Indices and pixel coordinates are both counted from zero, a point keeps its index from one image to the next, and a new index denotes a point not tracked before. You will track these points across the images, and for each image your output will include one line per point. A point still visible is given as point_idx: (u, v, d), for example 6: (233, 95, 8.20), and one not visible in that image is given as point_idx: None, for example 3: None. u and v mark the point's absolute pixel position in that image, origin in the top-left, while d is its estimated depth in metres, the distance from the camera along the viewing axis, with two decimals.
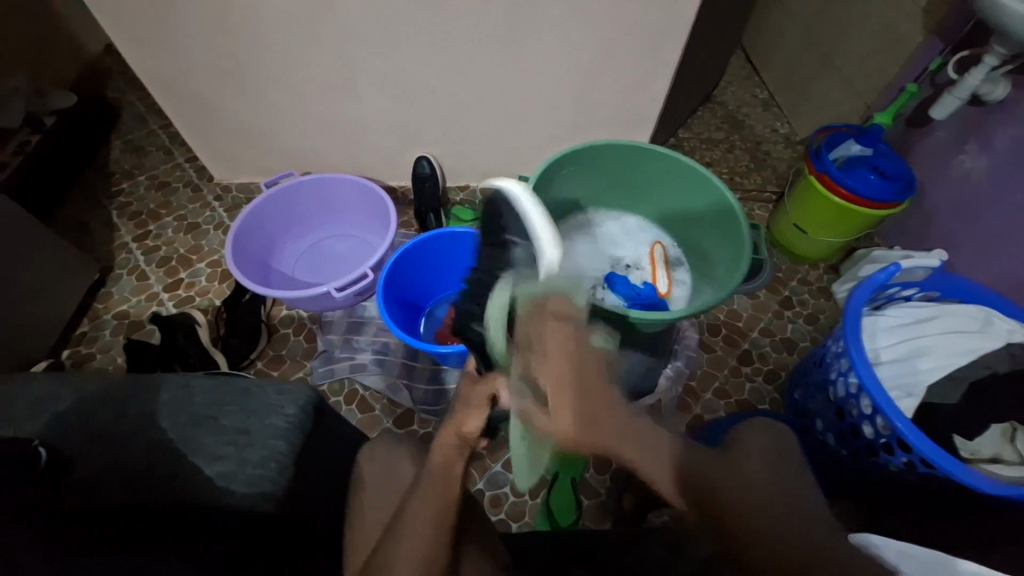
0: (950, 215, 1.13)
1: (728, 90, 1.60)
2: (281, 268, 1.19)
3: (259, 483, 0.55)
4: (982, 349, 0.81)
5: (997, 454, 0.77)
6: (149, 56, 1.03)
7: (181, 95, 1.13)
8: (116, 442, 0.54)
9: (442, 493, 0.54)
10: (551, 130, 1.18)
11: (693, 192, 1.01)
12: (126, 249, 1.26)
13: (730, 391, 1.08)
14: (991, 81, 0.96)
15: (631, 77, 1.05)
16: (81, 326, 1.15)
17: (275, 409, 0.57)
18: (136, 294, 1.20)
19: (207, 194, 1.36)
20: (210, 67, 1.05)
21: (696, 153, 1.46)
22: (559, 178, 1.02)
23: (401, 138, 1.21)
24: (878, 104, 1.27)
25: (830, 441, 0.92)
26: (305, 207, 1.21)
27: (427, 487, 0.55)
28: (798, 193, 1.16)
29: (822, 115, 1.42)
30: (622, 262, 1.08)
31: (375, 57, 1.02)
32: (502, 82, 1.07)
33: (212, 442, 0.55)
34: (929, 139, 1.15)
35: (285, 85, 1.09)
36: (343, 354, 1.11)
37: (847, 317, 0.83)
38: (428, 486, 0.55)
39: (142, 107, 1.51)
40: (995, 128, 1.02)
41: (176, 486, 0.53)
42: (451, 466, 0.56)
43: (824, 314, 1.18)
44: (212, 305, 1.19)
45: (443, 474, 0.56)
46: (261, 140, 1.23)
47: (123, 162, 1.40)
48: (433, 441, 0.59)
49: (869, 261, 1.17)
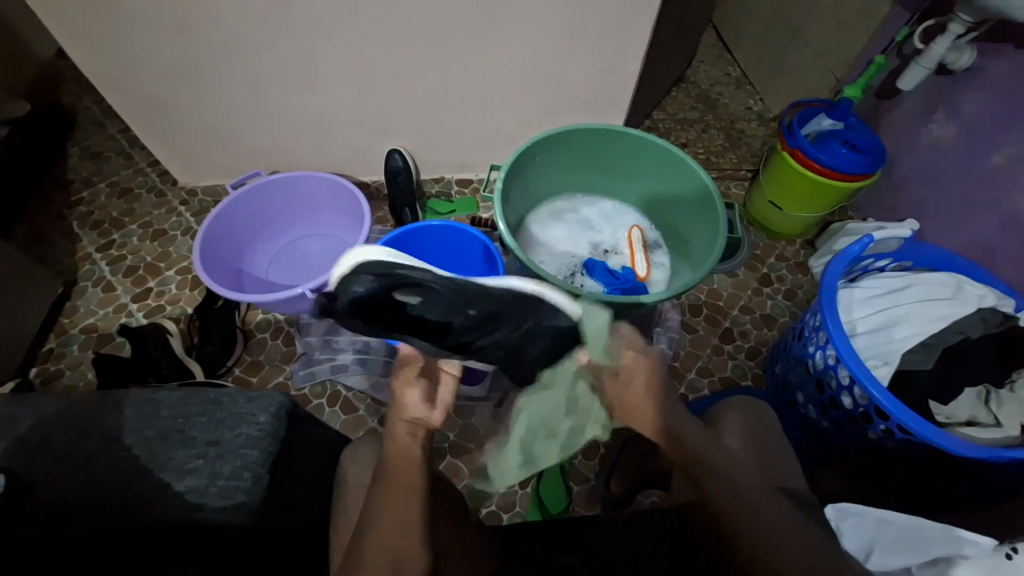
0: (922, 186, 1.14)
1: (701, 69, 1.59)
2: (254, 272, 1.16)
3: (232, 495, 0.52)
4: (955, 315, 0.83)
5: (973, 416, 0.78)
6: (99, 58, 0.98)
7: (137, 97, 1.07)
8: (78, 462, 0.51)
9: (407, 481, 0.54)
10: (524, 116, 1.16)
11: (670, 173, 1.00)
12: (90, 260, 1.22)
13: (713, 369, 1.09)
14: (957, 49, 0.97)
15: (603, 58, 1.03)
16: (48, 343, 1.11)
17: (246, 418, 0.55)
18: (103, 306, 1.16)
19: (172, 199, 1.31)
20: (165, 66, 1.00)
21: (671, 134, 1.45)
22: (533, 166, 1.01)
23: (371, 131, 1.18)
24: (846, 78, 1.27)
25: (812, 414, 0.92)
26: (275, 207, 1.17)
27: (390, 485, 0.54)
28: (772, 169, 1.17)
29: (793, 90, 1.43)
30: (600, 248, 1.06)
31: (339, 50, 0.99)
32: (472, 70, 1.04)
33: (181, 457, 0.53)
34: (899, 110, 1.16)
35: (246, 81, 1.04)
36: (323, 356, 1.09)
37: (824, 290, 0.84)
38: (394, 479, 0.54)
39: (98, 112, 1.44)
40: (961, 97, 1.03)
41: (146, 504, 0.51)
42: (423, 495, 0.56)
43: (802, 289, 1.20)
44: (184, 313, 1.15)
45: (397, 469, 0.55)
46: (225, 141, 1.19)
47: (81, 169, 1.34)
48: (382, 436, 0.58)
49: (843, 234, 1.17)
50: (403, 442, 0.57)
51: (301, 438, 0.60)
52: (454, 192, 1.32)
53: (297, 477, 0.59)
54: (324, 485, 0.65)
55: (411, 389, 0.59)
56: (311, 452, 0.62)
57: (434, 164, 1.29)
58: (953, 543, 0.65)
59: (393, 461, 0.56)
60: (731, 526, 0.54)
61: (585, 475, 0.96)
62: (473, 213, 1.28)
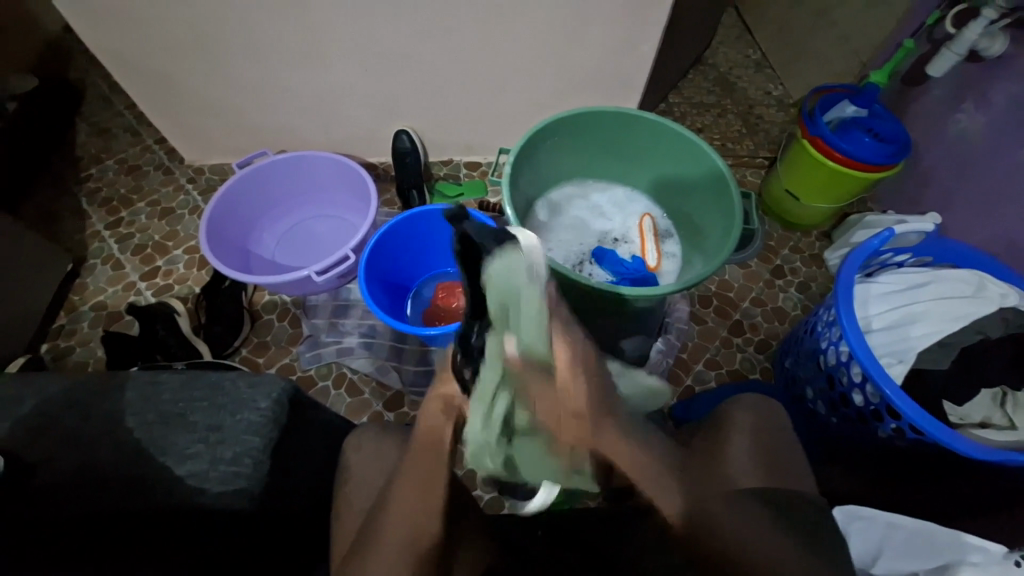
0: (947, 177, 1.10)
1: (719, 50, 1.53)
2: (260, 253, 1.15)
3: (233, 481, 0.52)
4: (976, 313, 0.80)
5: (986, 419, 0.77)
6: (104, 30, 0.97)
7: (142, 73, 1.06)
8: (84, 441, 0.52)
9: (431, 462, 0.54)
10: (534, 97, 1.13)
11: (684, 159, 0.97)
12: (99, 237, 1.22)
13: (721, 362, 1.08)
14: (989, 36, 0.93)
15: (618, 37, 0.99)
16: (58, 319, 1.12)
17: (248, 403, 0.55)
18: (113, 284, 1.16)
19: (179, 177, 1.30)
20: (169, 41, 0.98)
21: (687, 118, 1.40)
22: (542, 150, 0.99)
23: (377, 111, 1.15)
24: (873, 62, 1.22)
25: (821, 409, 0.90)
26: (280, 187, 1.16)
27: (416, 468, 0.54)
28: (791, 158, 1.13)
29: (817, 74, 1.37)
30: (609, 236, 1.04)
31: (345, 27, 0.96)
32: (481, 50, 1.01)
33: (184, 441, 0.53)
34: (926, 98, 1.11)
35: (251, 58, 1.02)
36: (329, 338, 1.09)
37: (839, 284, 0.81)
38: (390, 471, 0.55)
39: (105, 88, 1.43)
40: (993, 85, 0.98)
41: (148, 488, 0.52)
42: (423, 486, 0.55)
43: (816, 282, 1.17)
44: (192, 293, 1.15)
45: (426, 453, 0.55)
46: (230, 118, 1.17)
47: (89, 146, 1.33)
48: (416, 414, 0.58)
49: (862, 226, 1.14)
50: (435, 418, 0.56)
51: (304, 425, 0.60)
52: (462, 175, 1.30)
53: (301, 463, 0.59)
54: (326, 470, 0.65)
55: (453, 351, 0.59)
56: (313, 437, 0.62)
57: (442, 146, 1.27)
58: (954, 549, 0.64)
59: (425, 440, 0.55)
60: (711, 544, 0.54)
61: None
62: (481, 197, 1.25)
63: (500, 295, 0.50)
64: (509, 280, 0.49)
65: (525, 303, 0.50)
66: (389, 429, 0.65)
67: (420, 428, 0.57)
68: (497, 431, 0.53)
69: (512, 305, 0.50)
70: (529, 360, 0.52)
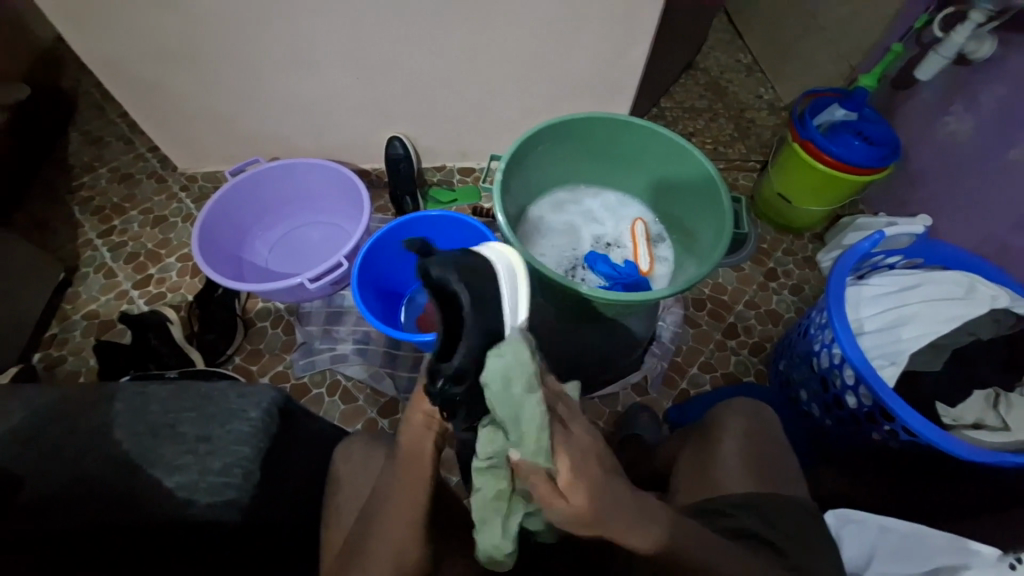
0: (936, 179, 1.11)
1: (711, 55, 1.54)
2: (253, 261, 1.15)
3: (221, 491, 0.53)
4: (967, 315, 0.80)
5: (980, 419, 0.76)
6: (96, 39, 0.97)
7: (135, 82, 1.06)
8: (72, 453, 0.52)
9: (416, 474, 0.51)
10: (527, 103, 1.13)
11: (675, 164, 0.98)
12: (91, 246, 1.21)
13: (716, 365, 1.08)
14: (977, 39, 0.95)
15: (610, 43, 1.00)
16: (50, 328, 1.11)
17: (237, 414, 0.56)
18: (105, 293, 1.16)
19: (172, 185, 1.30)
20: (160, 49, 0.99)
21: (679, 123, 1.41)
22: (535, 156, 0.99)
23: (371, 118, 1.16)
24: (862, 66, 1.24)
25: (815, 412, 0.90)
26: (273, 195, 1.16)
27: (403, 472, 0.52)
28: (783, 161, 1.14)
29: (807, 78, 1.38)
30: (602, 241, 1.04)
31: (338, 35, 0.96)
32: (473, 56, 1.02)
33: (171, 453, 0.54)
34: (914, 101, 1.12)
35: (243, 66, 1.02)
36: (323, 345, 1.08)
37: (831, 287, 0.82)
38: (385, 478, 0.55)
39: (98, 96, 1.42)
40: (980, 88, 1.00)
41: (134, 502, 0.52)
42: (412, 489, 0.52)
43: (809, 284, 1.17)
44: (185, 301, 1.15)
45: (410, 462, 0.51)
46: (224, 126, 1.17)
47: (82, 154, 1.33)
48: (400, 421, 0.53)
49: (853, 228, 1.14)
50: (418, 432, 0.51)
51: (294, 434, 0.60)
52: (456, 180, 1.30)
53: (293, 474, 0.59)
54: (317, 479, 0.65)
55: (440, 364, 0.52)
56: (303, 446, 0.62)
57: (436, 152, 1.27)
58: (958, 551, 0.63)
59: (410, 450, 0.52)
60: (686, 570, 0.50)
61: None
62: (475, 202, 1.26)
63: (505, 400, 0.45)
64: (504, 393, 0.45)
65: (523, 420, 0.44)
66: (379, 438, 0.65)
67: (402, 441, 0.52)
68: (500, 513, 0.49)
69: (517, 413, 0.45)
70: (534, 468, 0.43)
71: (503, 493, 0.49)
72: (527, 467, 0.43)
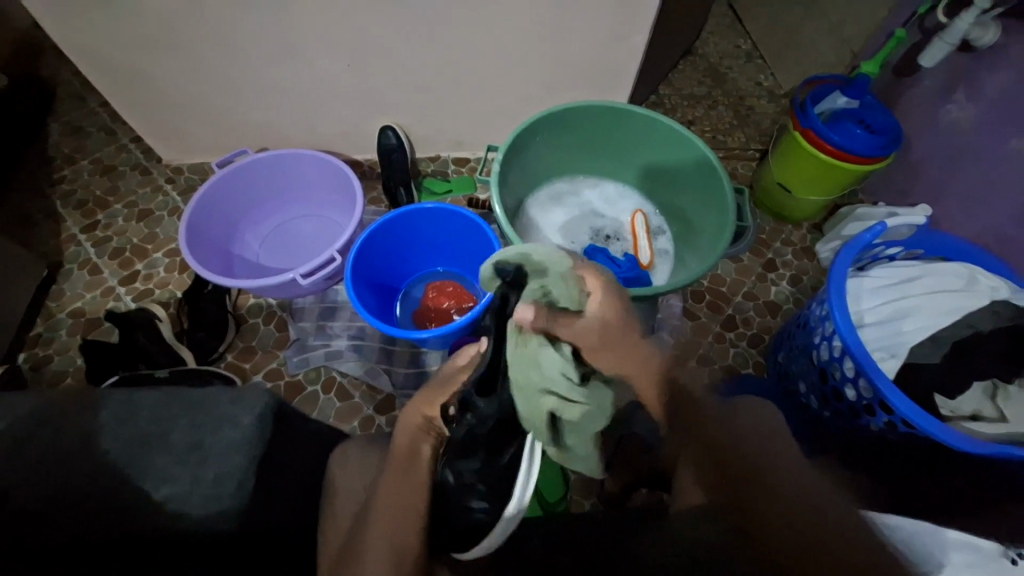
0: (937, 169, 1.10)
1: (710, 40, 1.51)
2: (244, 256, 1.12)
3: (216, 501, 0.52)
4: (969, 307, 0.80)
5: (977, 411, 0.76)
6: (71, 26, 0.92)
7: (115, 71, 1.01)
8: (57, 464, 0.50)
9: (409, 472, 0.55)
10: (523, 91, 1.10)
11: (675, 154, 0.96)
12: (75, 241, 1.18)
13: (714, 357, 1.07)
14: (981, 26, 0.93)
15: (608, 29, 0.97)
16: (35, 327, 1.08)
17: (230, 421, 0.54)
18: (91, 290, 1.13)
19: (157, 177, 1.26)
20: (140, 36, 0.94)
21: (677, 110, 1.39)
22: (532, 146, 0.97)
23: (362, 107, 1.12)
24: (864, 52, 1.21)
25: (813, 403, 0.91)
26: (263, 187, 1.12)
27: (395, 471, 0.55)
28: (783, 150, 1.12)
29: (808, 65, 1.36)
30: (601, 233, 1.02)
31: (325, 21, 0.92)
32: (467, 44, 0.98)
33: (162, 462, 0.52)
34: (917, 89, 1.11)
35: (228, 54, 0.98)
36: (317, 341, 1.06)
37: (832, 278, 0.80)
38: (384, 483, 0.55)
39: (78, 84, 1.37)
40: (984, 76, 0.98)
41: (125, 512, 0.51)
42: (409, 494, 0.54)
43: (808, 275, 1.17)
44: (174, 297, 1.12)
45: (406, 460, 0.56)
46: (210, 116, 1.13)
47: (62, 146, 1.28)
48: (394, 426, 0.59)
49: (853, 219, 1.13)
50: (415, 433, 0.58)
51: (287, 440, 0.58)
52: (451, 171, 1.27)
53: (289, 479, 0.58)
54: None
55: (464, 376, 0.60)
56: (299, 451, 0.61)
57: (429, 141, 1.24)
58: (942, 549, 0.64)
59: (399, 451, 0.57)
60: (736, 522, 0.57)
61: None
62: (470, 193, 1.23)
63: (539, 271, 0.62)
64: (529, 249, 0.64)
65: (556, 265, 0.61)
66: (376, 442, 0.64)
67: (398, 442, 0.58)
68: (546, 374, 0.56)
69: (547, 267, 0.62)
70: (570, 317, 0.59)
71: (548, 357, 0.56)
72: (568, 319, 0.59)
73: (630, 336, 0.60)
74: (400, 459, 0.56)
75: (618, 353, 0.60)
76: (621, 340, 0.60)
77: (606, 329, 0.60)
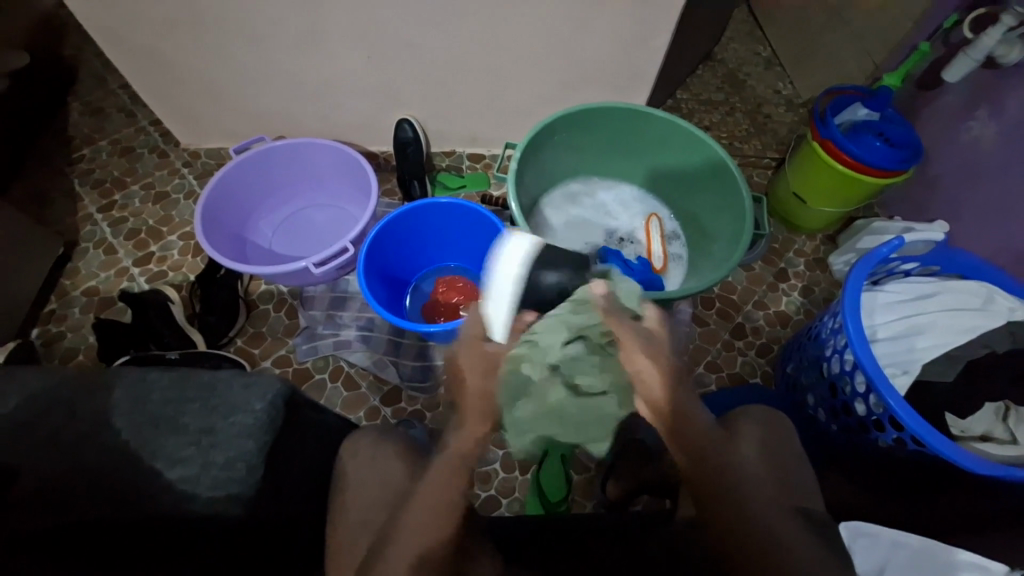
0: (956, 185, 1.09)
1: (730, 46, 1.50)
2: (257, 243, 1.13)
3: (225, 485, 0.52)
4: (982, 327, 0.80)
5: (988, 432, 0.76)
6: (98, 7, 0.93)
7: (138, 53, 1.02)
8: (72, 442, 0.51)
9: (447, 479, 0.53)
10: (540, 90, 1.10)
11: (693, 159, 0.95)
12: (91, 221, 1.19)
13: (722, 365, 1.07)
14: (1007, 43, 0.91)
15: (629, 30, 0.96)
16: (49, 304, 1.09)
17: (241, 406, 0.55)
18: (105, 269, 1.14)
19: (174, 161, 1.27)
20: (164, 20, 0.95)
21: (694, 115, 1.38)
22: (550, 145, 0.96)
23: (379, 99, 1.12)
24: (886, 64, 1.20)
25: (821, 416, 0.91)
26: (279, 175, 1.13)
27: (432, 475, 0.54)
28: (800, 159, 1.11)
29: (828, 74, 1.35)
30: (615, 236, 1.02)
31: (347, 11, 0.93)
32: (488, 40, 0.98)
33: (174, 444, 0.53)
34: (939, 104, 1.10)
35: (249, 40, 0.99)
36: (326, 331, 1.07)
37: (846, 291, 0.79)
38: None
39: (99, 66, 1.38)
40: (1007, 93, 0.97)
41: (133, 493, 0.51)
42: (439, 498, 0.52)
43: (819, 287, 1.16)
44: (186, 280, 1.13)
45: (455, 467, 0.54)
46: (229, 101, 1.14)
47: (81, 126, 1.29)
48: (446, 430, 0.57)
49: (869, 232, 1.12)
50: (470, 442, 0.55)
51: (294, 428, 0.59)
52: (465, 166, 1.27)
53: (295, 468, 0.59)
54: (320, 474, 0.64)
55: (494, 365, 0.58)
56: (306, 441, 0.61)
57: (444, 136, 1.24)
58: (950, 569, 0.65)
59: (454, 456, 0.54)
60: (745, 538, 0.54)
61: (586, 465, 0.94)
62: (483, 189, 1.23)
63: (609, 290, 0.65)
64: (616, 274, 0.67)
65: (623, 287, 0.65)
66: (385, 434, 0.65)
67: (449, 447, 0.55)
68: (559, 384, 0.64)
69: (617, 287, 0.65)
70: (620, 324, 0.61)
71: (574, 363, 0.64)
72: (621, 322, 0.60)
73: (665, 367, 0.56)
74: (447, 467, 0.54)
75: (649, 375, 0.57)
76: (651, 365, 0.57)
77: (652, 354, 0.57)
